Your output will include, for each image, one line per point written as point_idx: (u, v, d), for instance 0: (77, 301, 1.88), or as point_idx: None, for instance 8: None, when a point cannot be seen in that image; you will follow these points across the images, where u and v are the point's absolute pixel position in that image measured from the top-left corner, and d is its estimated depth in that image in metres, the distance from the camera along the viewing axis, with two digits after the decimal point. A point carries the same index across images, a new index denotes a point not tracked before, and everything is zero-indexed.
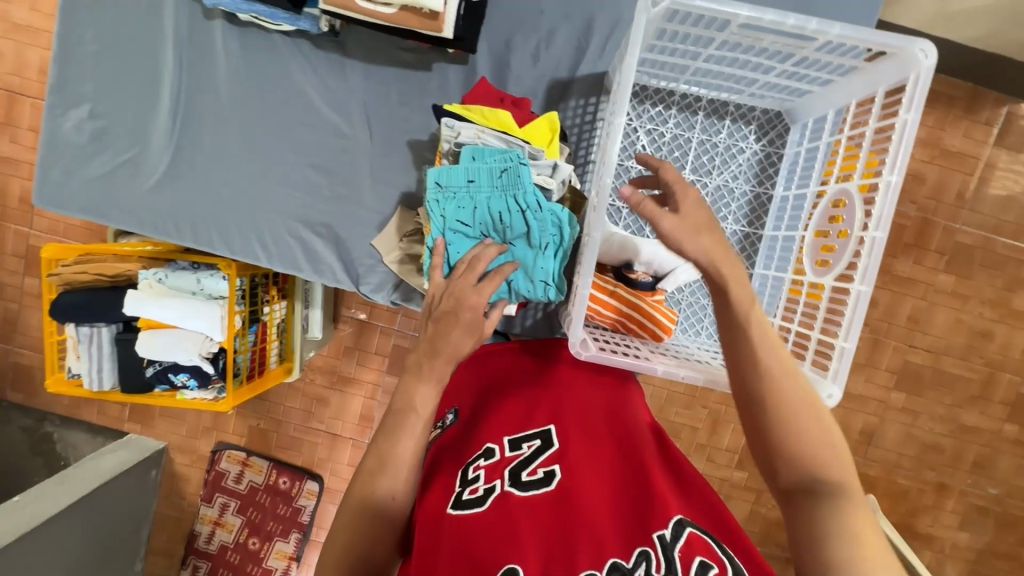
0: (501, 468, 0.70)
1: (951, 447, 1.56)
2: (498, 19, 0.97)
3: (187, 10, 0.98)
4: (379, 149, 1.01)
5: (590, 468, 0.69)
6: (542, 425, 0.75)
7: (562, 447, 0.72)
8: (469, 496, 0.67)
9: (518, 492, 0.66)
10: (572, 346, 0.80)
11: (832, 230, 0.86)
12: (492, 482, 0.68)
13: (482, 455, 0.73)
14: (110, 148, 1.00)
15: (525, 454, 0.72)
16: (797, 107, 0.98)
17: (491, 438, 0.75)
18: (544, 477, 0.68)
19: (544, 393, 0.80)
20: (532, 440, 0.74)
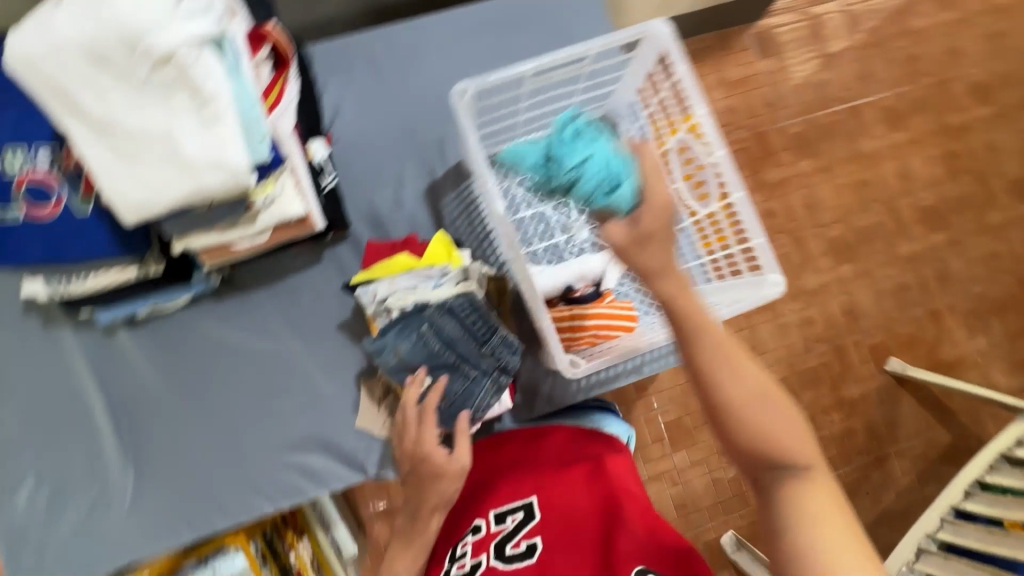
0: (487, 541, 0.81)
1: None
2: (354, 192, 1.10)
3: (89, 338, 1.02)
4: (317, 347, 1.06)
5: (565, 532, 0.77)
6: (524, 498, 0.84)
7: (542, 514, 0.80)
8: (460, 572, 0.79)
9: (501, 565, 0.76)
10: (567, 372, 0.92)
11: (692, 168, 0.98)
12: (478, 556, 0.80)
13: (471, 532, 0.85)
14: (73, 499, 0.98)
15: (509, 527, 0.81)
16: (612, 106, 1.13)
17: (483, 514, 0.87)
18: (525, 548, 0.77)
19: (533, 478, 0.87)
20: (515, 513, 0.83)
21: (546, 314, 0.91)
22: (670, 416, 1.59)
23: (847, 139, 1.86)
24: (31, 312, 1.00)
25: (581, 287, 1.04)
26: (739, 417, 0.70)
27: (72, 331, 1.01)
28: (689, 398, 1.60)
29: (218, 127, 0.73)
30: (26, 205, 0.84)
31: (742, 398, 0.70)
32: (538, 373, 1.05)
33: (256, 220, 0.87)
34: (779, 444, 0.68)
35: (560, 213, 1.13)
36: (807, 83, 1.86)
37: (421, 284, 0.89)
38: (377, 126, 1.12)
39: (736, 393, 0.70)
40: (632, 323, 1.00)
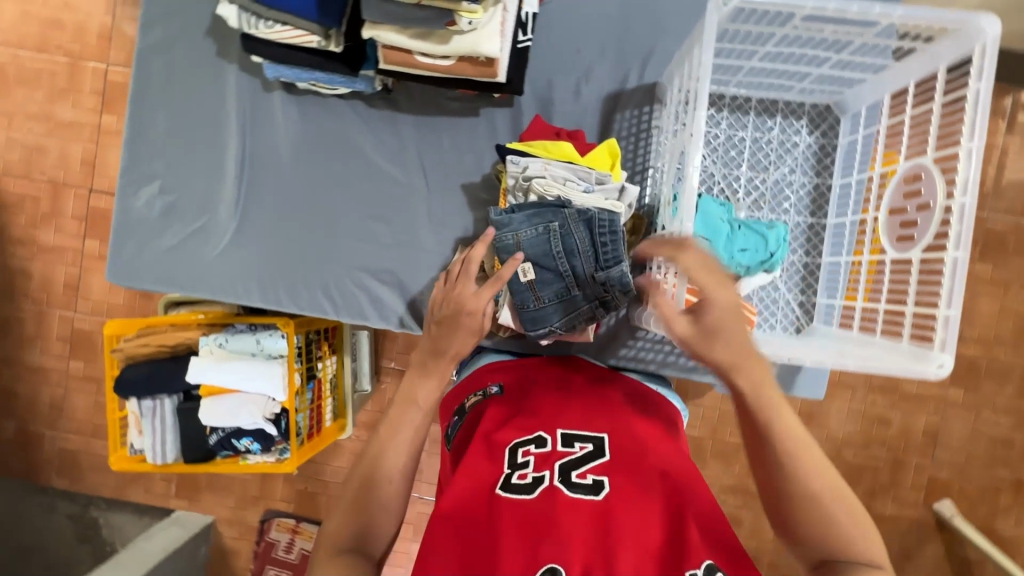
0: (552, 460, 0.68)
1: (1021, 441, 1.48)
2: (537, 63, 1.03)
3: (248, 85, 1.04)
4: (435, 194, 1.04)
5: (640, 482, 0.65)
6: (597, 432, 0.71)
7: (615, 460, 0.67)
8: (518, 481, 0.65)
9: (566, 492, 0.63)
10: (674, 339, 0.78)
11: (911, 206, 0.82)
12: (541, 472, 0.66)
13: (533, 441, 0.70)
14: (180, 221, 1.05)
15: (577, 454, 0.68)
16: (847, 98, 0.97)
17: (545, 428, 0.72)
18: (592, 485, 0.64)
19: (605, 416, 0.75)
20: (586, 443, 0.70)
21: (684, 275, 0.79)
22: (693, 432, 1.50)
23: None
24: (212, 34, 1.03)
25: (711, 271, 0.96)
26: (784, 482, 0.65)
27: (238, 70, 1.03)
28: (722, 429, 1.51)
29: None
30: None
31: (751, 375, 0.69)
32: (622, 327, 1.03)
33: (449, 41, 0.82)
34: (800, 503, 0.65)
35: (727, 184, 1.02)
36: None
37: (572, 182, 0.84)
38: (593, 4, 1.02)
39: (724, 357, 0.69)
40: (747, 328, 0.92)
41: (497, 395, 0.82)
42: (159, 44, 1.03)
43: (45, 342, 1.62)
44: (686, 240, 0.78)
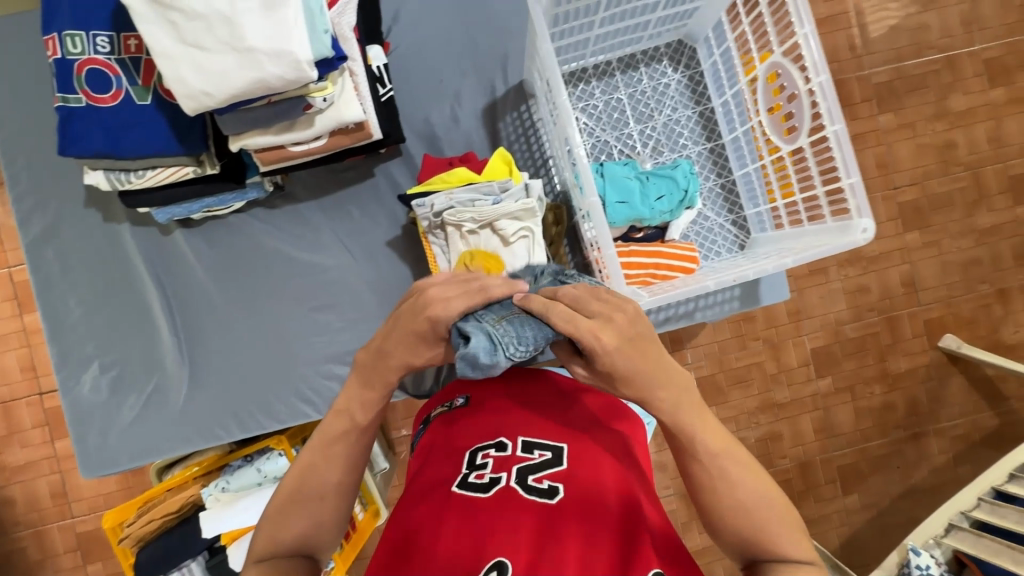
0: (510, 463, 0.62)
1: (986, 255, 1.56)
2: (409, 107, 1.05)
3: (147, 236, 1.03)
4: (366, 263, 1.05)
5: (598, 488, 0.59)
6: (559, 438, 0.65)
7: (573, 469, 0.61)
8: (473, 481, 0.60)
9: (521, 494, 0.58)
10: None
11: (782, 100, 0.87)
12: (497, 474, 0.61)
13: (494, 445, 0.65)
14: (132, 389, 1.03)
15: (535, 461, 0.62)
16: (692, 27, 1.03)
17: (507, 432, 0.66)
18: (549, 491, 0.58)
19: (566, 420, 0.68)
20: (546, 449, 0.64)
21: (611, 243, 0.82)
22: (702, 372, 1.53)
23: (943, 89, 1.55)
24: (92, 204, 1.02)
25: (641, 228, 1.00)
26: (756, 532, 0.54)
27: (131, 227, 1.03)
28: (727, 357, 1.54)
29: (284, 8, 0.69)
30: (87, 92, 0.84)
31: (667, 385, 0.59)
32: None
33: (314, 123, 0.84)
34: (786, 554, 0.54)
35: (623, 144, 1.06)
36: (901, 22, 1.54)
37: (480, 200, 0.85)
38: (437, 34, 1.05)
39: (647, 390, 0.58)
40: (693, 264, 0.95)
41: (463, 407, 0.72)
42: (44, 233, 1.01)
43: (54, 560, 1.54)
44: (598, 213, 0.81)
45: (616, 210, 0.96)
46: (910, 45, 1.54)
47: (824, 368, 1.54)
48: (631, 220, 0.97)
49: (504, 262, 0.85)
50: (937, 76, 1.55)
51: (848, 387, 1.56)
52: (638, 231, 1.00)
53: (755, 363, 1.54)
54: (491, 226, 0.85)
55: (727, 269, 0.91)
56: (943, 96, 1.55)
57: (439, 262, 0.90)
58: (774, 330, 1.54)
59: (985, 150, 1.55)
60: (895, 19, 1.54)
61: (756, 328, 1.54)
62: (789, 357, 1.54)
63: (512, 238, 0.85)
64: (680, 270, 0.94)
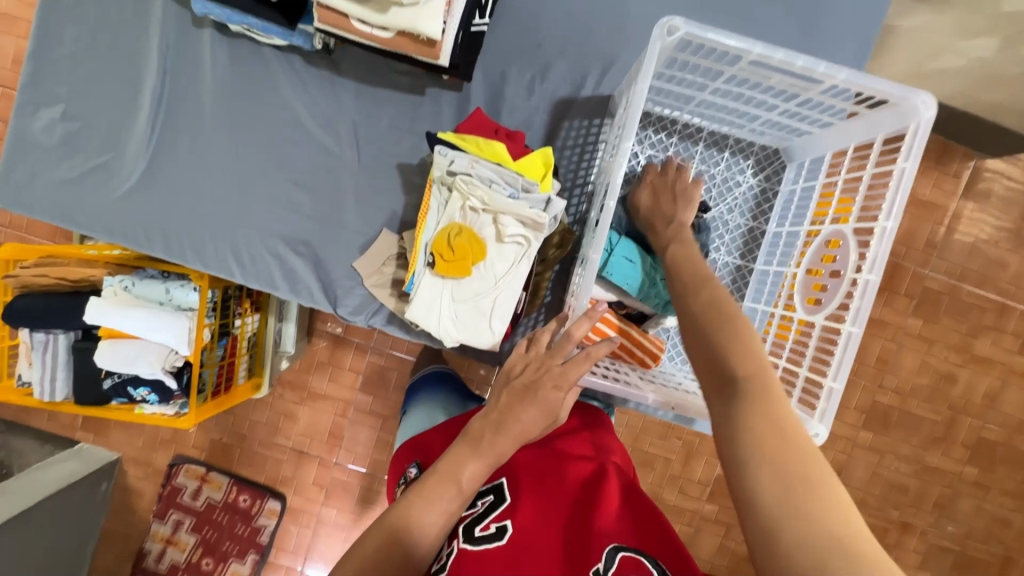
0: (456, 527, 0.66)
1: (915, 488, 1.55)
2: (494, 49, 0.97)
3: (176, 17, 0.95)
4: (366, 169, 0.99)
5: (537, 504, 0.66)
6: (493, 481, 0.71)
7: (513, 500, 0.67)
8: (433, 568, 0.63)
9: (471, 548, 0.61)
10: None
11: (825, 269, 0.84)
12: (450, 546, 0.64)
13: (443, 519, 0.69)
14: (81, 152, 0.96)
15: (478, 510, 0.67)
16: (794, 145, 0.96)
17: None
18: (496, 531, 0.63)
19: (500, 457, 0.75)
20: (486, 496, 0.69)
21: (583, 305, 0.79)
22: None
23: (979, 326, 1.51)
24: None
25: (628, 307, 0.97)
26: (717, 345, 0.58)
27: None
28: (643, 438, 1.53)
29: None
30: None
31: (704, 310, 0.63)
32: None
33: (387, 12, 0.76)
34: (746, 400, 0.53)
35: None
36: (984, 246, 1.48)
37: (497, 185, 0.80)
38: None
39: (699, 301, 0.63)
40: (653, 362, 0.92)
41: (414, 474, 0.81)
42: None
43: None
44: (591, 270, 0.77)
45: (620, 261, 0.91)
46: (978, 270, 1.49)
47: (718, 498, 1.53)
48: (624, 286, 0.92)
49: (487, 252, 0.82)
50: (982, 313, 1.50)
51: (727, 525, 1.54)
52: (622, 306, 0.97)
53: (663, 457, 1.52)
54: (494, 215, 0.81)
55: (679, 388, 0.89)
56: (974, 333, 1.51)
57: (429, 217, 0.84)
58: (697, 441, 1.52)
59: (976, 401, 1.53)
60: (982, 241, 1.48)
61: (683, 429, 1.52)
62: (695, 471, 1.52)
63: (506, 239, 0.81)
64: (638, 361, 0.92)
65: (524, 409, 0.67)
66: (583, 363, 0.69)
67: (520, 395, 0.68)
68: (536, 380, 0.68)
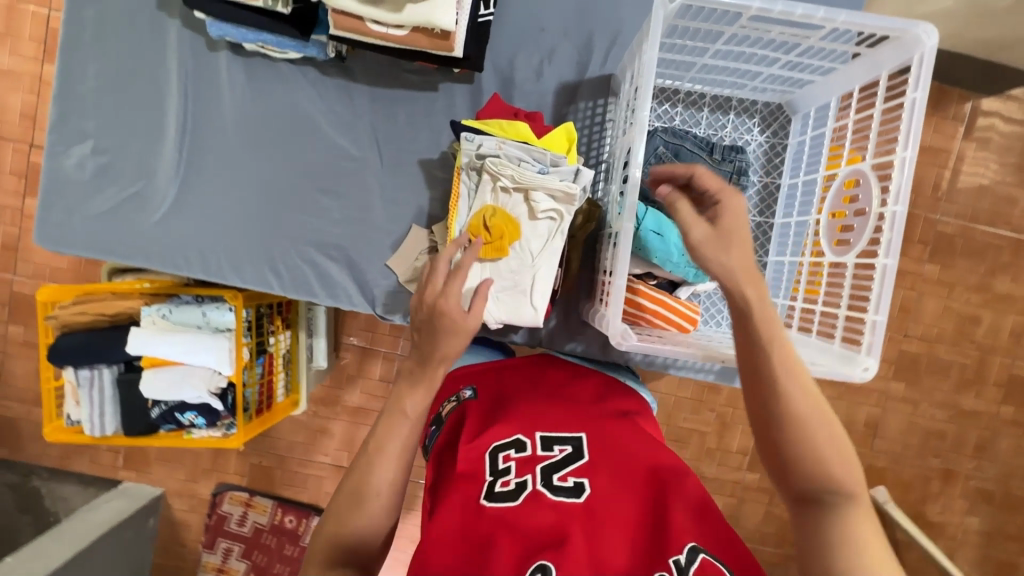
0: (532, 463, 0.69)
1: (953, 433, 1.55)
2: (500, 40, 0.99)
3: (191, 43, 0.98)
4: (388, 171, 1.01)
5: (618, 475, 0.67)
6: (574, 433, 0.72)
7: (591, 459, 0.69)
8: (501, 488, 0.66)
9: (549, 495, 0.64)
10: (613, 339, 0.78)
11: (848, 210, 0.84)
12: (523, 476, 0.67)
13: (512, 446, 0.71)
14: (114, 184, 0.99)
15: (557, 457, 0.69)
16: (798, 97, 0.98)
17: (524, 431, 0.73)
18: (574, 487, 0.65)
19: (577, 415, 0.77)
20: (564, 444, 0.71)
21: (624, 278, 0.79)
22: None
23: (996, 266, 1.51)
24: None
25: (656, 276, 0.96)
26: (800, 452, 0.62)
27: (180, 26, 0.98)
28: (676, 414, 1.53)
29: None
30: None
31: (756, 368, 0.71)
32: (561, 331, 1.00)
33: (401, 10, 0.79)
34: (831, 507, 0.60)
35: None
36: (992, 186, 1.49)
37: (526, 163, 0.82)
38: None
39: (799, 399, 0.64)
40: (690, 325, 0.92)
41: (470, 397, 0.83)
42: None
43: None
44: (625, 240, 0.77)
45: (649, 235, 0.90)
46: (989, 210, 1.50)
47: (757, 465, 1.54)
48: (656, 259, 0.91)
49: (520, 231, 0.84)
50: (998, 252, 1.51)
51: (769, 491, 1.54)
52: (653, 278, 0.96)
53: (698, 431, 1.53)
54: (525, 193, 0.83)
55: (720, 346, 0.89)
56: (993, 273, 1.52)
57: (460, 204, 0.86)
58: (730, 410, 1.53)
59: (1002, 340, 1.53)
60: (988, 181, 1.49)
61: (715, 400, 1.52)
62: (731, 440, 1.53)
63: (540, 215, 0.83)
64: (677, 326, 0.91)
65: (440, 336, 0.72)
66: (461, 274, 0.74)
67: (425, 331, 0.72)
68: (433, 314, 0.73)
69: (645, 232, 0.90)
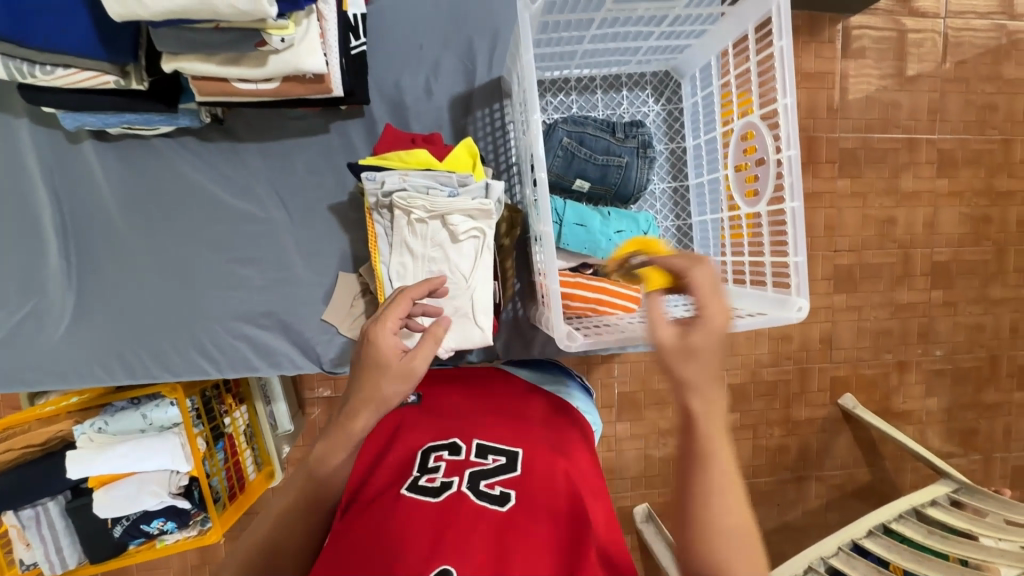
0: (463, 467, 0.67)
1: (898, 328, 1.66)
2: (381, 66, 0.97)
3: (49, 140, 0.90)
4: (301, 223, 0.97)
5: (546, 486, 0.64)
6: (512, 445, 0.70)
7: (524, 472, 0.66)
8: (424, 484, 0.64)
9: (471, 499, 0.62)
10: (560, 343, 0.78)
11: (750, 161, 0.87)
12: (449, 477, 0.65)
13: (448, 449, 0.70)
14: (2, 308, 0.90)
15: (489, 465, 0.67)
16: (681, 62, 1.01)
17: (463, 437, 0.72)
18: (499, 496, 0.63)
19: (522, 429, 0.74)
20: (499, 455, 0.69)
21: (557, 278, 0.78)
22: (624, 389, 1.55)
23: (897, 167, 1.62)
24: None
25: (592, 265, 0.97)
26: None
27: (30, 124, 0.90)
28: (650, 378, 1.57)
29: None
30: None
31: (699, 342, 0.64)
32: (515, 337, 0.99)
33: (266, 63, 0.75)
34: None
35: None
36: (877, 94, 1.60)
37: (435, 188, 0.81)
38: None
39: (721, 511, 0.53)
40: (635, 304, 0.93)
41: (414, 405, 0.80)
42: None
43: None
44: (548, 244, 0.77)
45: (572, 229, 0.91)
46: (880, 118, 1.60)
47: (735, 405, 1.59)
48: (585, 249, 0.93)
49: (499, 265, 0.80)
50: (896, 154, 1.62)
51: (752, 425, 1.61)
52: (588, 267, 0.96)
53: (674, 389, 1.57)
54: (441, 218, 0.81)
55: (665, 319, 0.91)
56: (896, 174, 1.62)
57: (380, 244, 0.84)
58: None
59: (918, 233, 1.65)
60: (873, 91, 1.59)
61: None
62: None
63: (462, 236, 0.82)
64: (622, 309, 0.93)
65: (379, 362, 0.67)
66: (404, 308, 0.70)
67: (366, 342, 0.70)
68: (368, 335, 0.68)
69: (568, 227, 0.91)
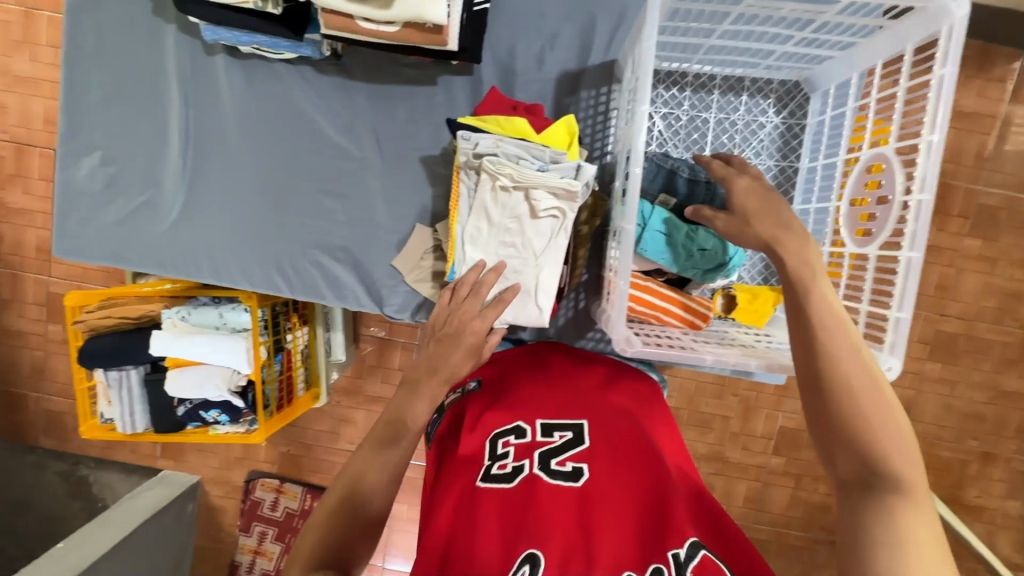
0: (531, 450, 0.67)
1: (993, 415, 1.47)
2: (499, 28, 0.95)
3: (189, 49, 0.98)
4: (391, 169, 1.00)
5: (618, 464, 0.64)
6: (575, 419, 0.70)
7: (591, 445, 0.67)
8: (498, 472, 0.65)
9: (545, 480, 0.63)
10: (615, 345, 0.76)
11: (871, 197, 0.78)
12: (520, 461, 0.66)
13: (512, 432, 0.70)
14: (123, 193, 1.00)
15: (556, 443, 0.67)
16: (816, 74, 0.92)
17: (524, 418, 0.71)
18: (572, 471, 0.64)
19: (581, 400, 0.74)
20: (564, 431, 0.69)
21: (627, 278, 0.76)
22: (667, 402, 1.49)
23: None
24: None
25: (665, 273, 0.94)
26: (858, 420, 0.55)
27: (176, 31, 0.97)
28: (698, 399, 1.49)
29: None
30: None
31: (859, 393, 0.56)
32: (571, 326, 0.98)
33: (391, 6, 0.76)
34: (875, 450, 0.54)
35: None
36: None
37: (525, 160, 0.79)
38: None
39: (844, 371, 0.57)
40: (702, 323, 0.89)
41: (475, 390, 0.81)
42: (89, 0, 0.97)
43: (20, 307, 1.59)
44: (628, 243, 0.74)
45: (655, 236, 0.87)
46: None
47: (783, 450, 1.50)
48: (662, 259, 0.88)
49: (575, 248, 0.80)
50: None
51: (796, 475, 1.50)
52: (662, 274, 0.93)
53: (721, 416, 1.49)
54: (526, 191, 0.80)
55: (732, 345, 0.85)
56: None
57: (460, 203, 0.85)
58: (754, 395, 1.48)
59: None
60: None
61: (738, 384, 1.47)
62: (756, 425, 1.48)
63: (542, 214, 0.80)
64: (687, 324, 0.88)
65: (452, 350, 0.74)
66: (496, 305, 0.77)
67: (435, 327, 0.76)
68: (462, 325, 0.76)
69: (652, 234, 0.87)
